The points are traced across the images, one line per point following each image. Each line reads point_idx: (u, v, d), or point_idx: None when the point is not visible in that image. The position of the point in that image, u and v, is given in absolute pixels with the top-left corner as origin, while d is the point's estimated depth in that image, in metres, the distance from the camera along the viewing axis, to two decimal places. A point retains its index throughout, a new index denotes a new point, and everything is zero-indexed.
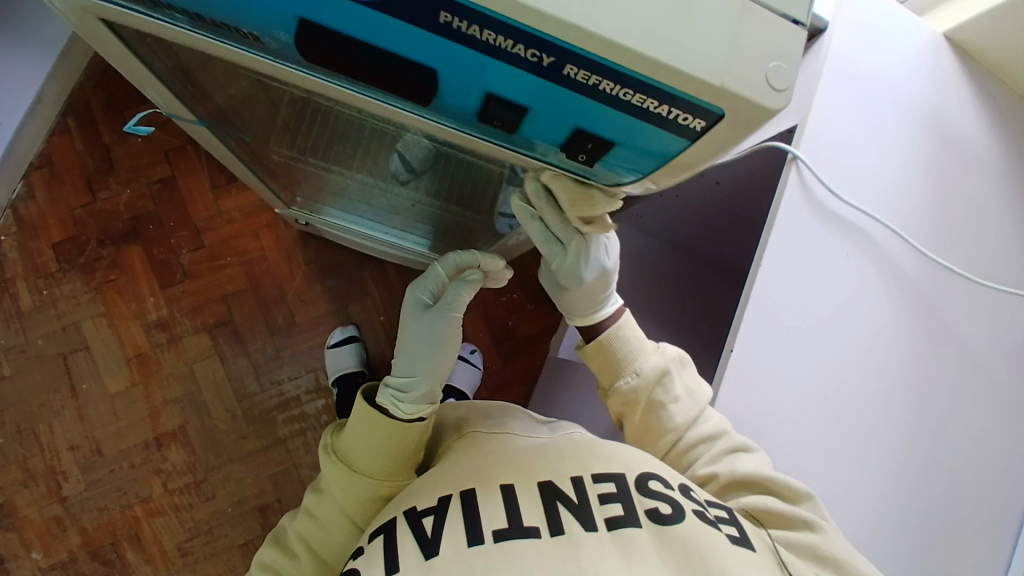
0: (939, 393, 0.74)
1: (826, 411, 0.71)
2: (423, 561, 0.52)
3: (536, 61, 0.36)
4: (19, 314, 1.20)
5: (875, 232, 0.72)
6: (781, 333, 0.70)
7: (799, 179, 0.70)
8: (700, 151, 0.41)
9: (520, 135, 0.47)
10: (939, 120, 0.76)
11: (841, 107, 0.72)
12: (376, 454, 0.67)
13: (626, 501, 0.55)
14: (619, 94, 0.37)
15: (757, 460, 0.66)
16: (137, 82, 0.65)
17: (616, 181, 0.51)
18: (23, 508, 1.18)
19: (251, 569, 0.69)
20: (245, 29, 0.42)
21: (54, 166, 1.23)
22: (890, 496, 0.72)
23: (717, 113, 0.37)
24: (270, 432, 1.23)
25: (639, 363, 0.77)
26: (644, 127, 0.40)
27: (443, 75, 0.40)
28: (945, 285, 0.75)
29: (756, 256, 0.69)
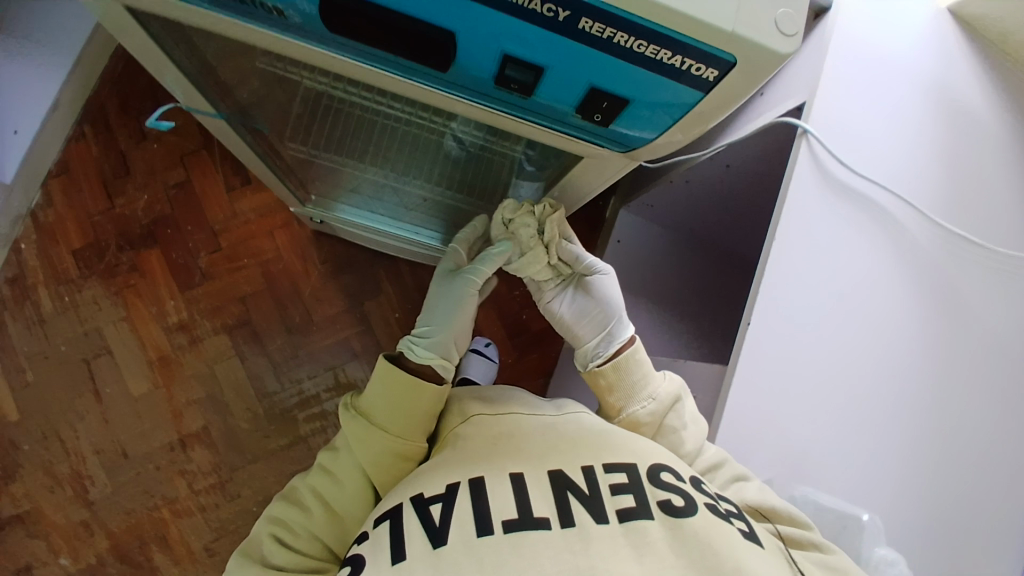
0: (963, 366, 0.73)
1: (846, 385, 0.71)
2: (430, 550, 0.52)
3: (552, 16, 0.37)
4: (41, 320, 1.22)
5: (890, 204, 0.73)
6: (795, 308, 0.70)
7: (810, 153, 0.71)
8: (714, 104, 0.41)
9: (536, 100, 0.47)
10: (950, 93, 0.76)
11: (850, 81, 0.72)
12: (399, 407, 0.71)
13: (638, 492, 0.55)
14: (633, 46, 0.37)
15: (760, 490, 0.64)
16: (154, 70, 0.64)
17: (632, 146, 0.51)
18: (50, 513, 1.19)
19: (258, 523, 0.67)
20: (268, 3, 0.43)
21: (73, 173, 1.25)
22: (915, 468, 0.72)
23: (729, 61, 0.37)
24: (292, 430, 1.23)
25: (653, 388, 0.75)
26: (659, 83, 0.40)
27: (461, 37, 0.41)
28: (967, 256, 0.74)
29: (770, 230, 0.70)
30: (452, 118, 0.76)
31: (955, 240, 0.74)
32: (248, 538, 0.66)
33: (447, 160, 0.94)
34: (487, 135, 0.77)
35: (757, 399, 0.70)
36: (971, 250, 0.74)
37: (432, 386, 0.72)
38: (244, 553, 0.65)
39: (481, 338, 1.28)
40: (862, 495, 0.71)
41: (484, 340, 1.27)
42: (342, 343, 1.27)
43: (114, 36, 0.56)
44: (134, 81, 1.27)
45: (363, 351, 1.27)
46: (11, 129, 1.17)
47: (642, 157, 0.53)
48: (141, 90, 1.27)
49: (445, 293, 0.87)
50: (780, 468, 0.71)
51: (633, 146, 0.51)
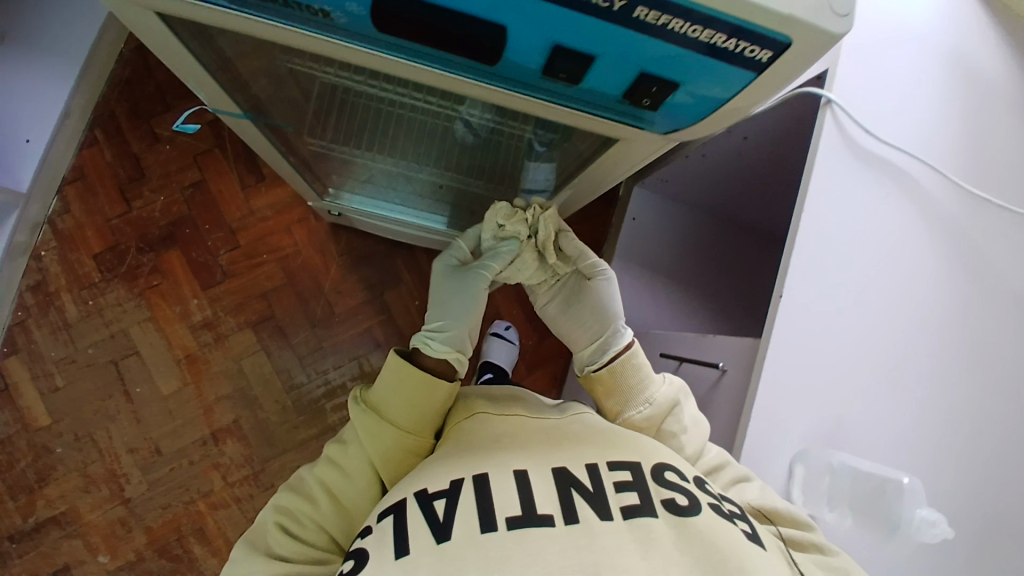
0: (986, 320, 0.77)
1: (878, 342, 0.75)
2: (435, 545, 0.51)
3: (608, 7, 0.38)
4: (66, 325, 1.24)
5: (912, 169, 0.77)
6: (828, 266, 0.75)
7: (835, 120, 0.75)
8: (765, 85, 0.43)
9: (582, 88, 0.48)
10: (967, 63, 0.80)
11: (865, 56, 0.77)
12: (410, 405, 0.73)
13: (641, 490, 0.57)
14: (688, 32, 0.39)
15: (761, 489, 0.67)
16: (180, 73, 0.67)
17: (678, 128, 0.52)
18: (87, 513, 1.22)
19: (264, 512, 0.69)
20: (316, 5, 0.45)
21: (88, 178, 1.26)
22: (946, 418, 0.75)
23: (784, 43, 0.39)
24: (321, 420, 1.26)
25: (651, 392, 0.78)
26: (710, 66, 0.42)
27: (512, 32, 0.42)
28: (985, 217, 0.79)
29: (801, 192, 0.75)
30: (470, 112, 0.76)
31: (973, 202, 0.78)
32: (255, 526, 0.68)
33: (462, 149, 0.95)
34: (505, 125, 0.77)
35: (795, 357, 0.73)
36: (989, 212, 0.79)
37: (444, 385, 0.74)
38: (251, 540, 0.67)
39: (500, 322, 1.32)
40: (900, 450, 0.75)
41: (503, 324, 1.31)
42: (365, 334, 1.29)
43: (128, 27, 0.57)
44: (143, 83, 1.28)
45: (386, 341, 1.30)
46: (23, 137, 1.18)
47: (682, 138, 0.54)
48: (151, 92, 1.28)
49: (457, 287, 0.89)
50: (819, 431, 0.73)
51: (678, 128, 0.52)
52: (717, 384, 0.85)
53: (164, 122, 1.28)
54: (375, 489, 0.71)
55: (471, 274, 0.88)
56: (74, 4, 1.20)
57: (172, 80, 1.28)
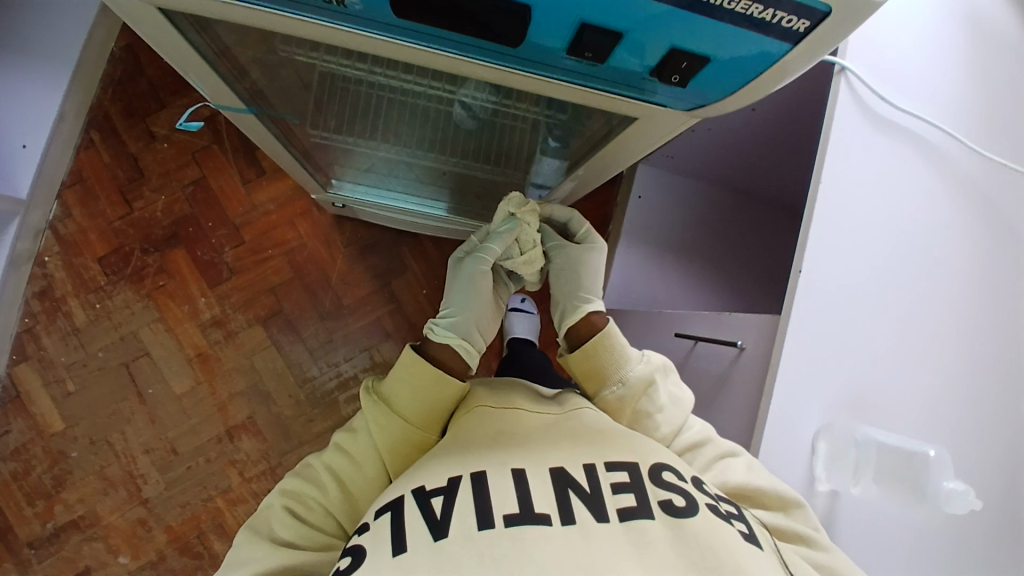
0: (1007, 280, 0.79)
1: (902, 303, 0.76)
2: (430, 542, 0.51)
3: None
4: (76, 330, 1.24)
5: (927, 134, 0.79)
6: (848, 232, 0.76)
7: (850, 86, 0.77)
8: (799, 57, 0.42)
9: (608, 66, 0.48)
10: (979, 22, 0.82)
11: (874, 24, 0.78)
12: (419, 398, 0.72)
13: (638, 491, 0.56)
14: (724, 3, 0.38)
15: (747, 466, 0.68)
16: (182, 69, 0.67)
17: (702, 104, 0.52)
18: (107, 515, 1.23)
19: (271, 494, 0.69)
20: None
21: (86, 182, 1.25)
22: (969, 378, 0.76)
23: (823, 11, 0.38)
24: (335, 412, 1.27)
25: (625, 372, 0.78)
26: (745, 38, 0.41)
27: (538, 10, 0.41)
28: (1001, 179, 0.80)
29: (820, 160, 0.76)
30: (476, 94, 0.75)
31: (988, 164, 0.80)
32: (262, 509, 0.68)
33: (467, 132, 0.93)
34: (516, 106, 0.76)
35: (821, 322, 0.75)
36: (1004, 173, 0.80)
37: (453, 382, 0.73)
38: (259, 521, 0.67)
39: (515, 295, 1.32)
40: (924, 411, 0.75)
41: (520, 297, 1.32)
42: (374, 324, 1.30)
43: (124, 18, 0.56)
44: (135, 82, 1.26)
45: (395, 330, 1.30)
46: (19, 143, 1.16)
47: (707, 114, 0.54)
48: (144, 90, 1.27)
49: (462, 275, 0.87)
50: (845, 396, 0.74)
51: (705, 104, 0.52)
52: (736, 362, 0.86)
53: (159, 120, 1.27)
54: (380, 478, 0.70)
55: (470, 259, 0.86)
56: (62, 3, 1.18)
57: (164, 77, 1.26)
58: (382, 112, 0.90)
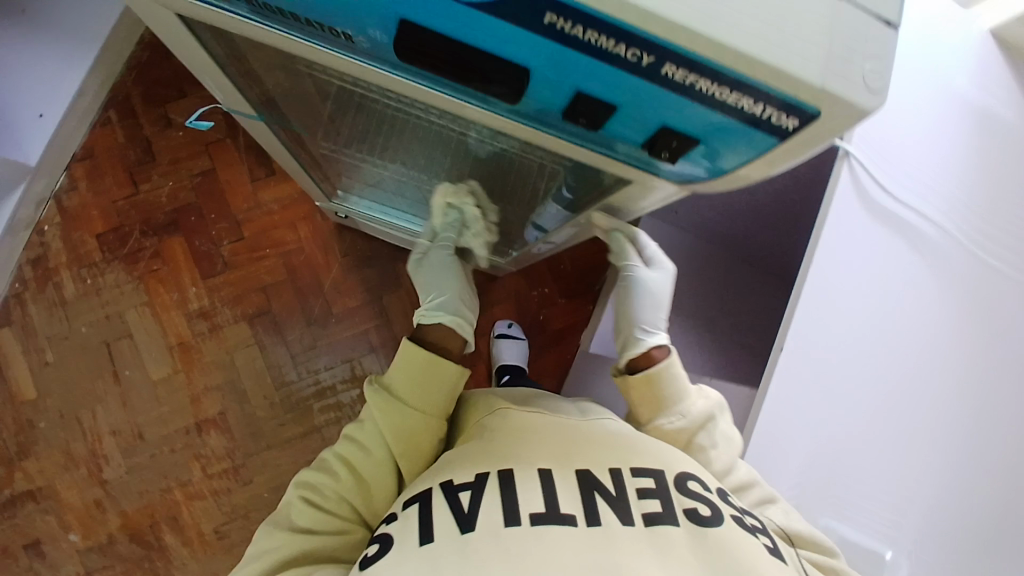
0: (995, 384, 0.78)
1: (879, 391, 0.76)
2: (458, 536, 0.52)
3: (634, 60, 0.37)
4: (62, 302, 1.24)
5: (923, 227, 0.79)
6: (833, 316, 0.76)
7: (851, 174, 0.77)
8: (790, 152, 0.41)
9: (604, 131, 0.48)
10: (995, 119, 0.82)
11: (886, 110, 0.78)
12: (419, 384, 0.73)
13: (664, 497, 0.56)
14: (715, 94, 0.38)
15: (783, 513, 0.69)
16: (198, 73, 0.69)
17: (691, 177, 0.51)
18: (64, 492, 1.21)
19: (288, 489, 0.70)
20: (340, 29, 0.45)
21: (97, 158, 1.26)
22: (940, 477, 0.76)
23: (813, 113, 0.37)
24: (307, 419, 1.26)
25: (686, 406, 0.79)
26: (736, 127, 0.40)
27: (535, 74, 0.41)
28: (996, 279, 0.80)
29: (813, 243, 0.76)
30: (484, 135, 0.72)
31: (984, 263, 0.80)
32: (278, 508, 0.68)
33: (472, 168, 0.90)
34: (521, 153, 0.73)
35: (793, 399, 0.75)
36: (999, 272, 0.80)
37: (449, 364, 0.74)
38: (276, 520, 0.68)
39: (502, 320, 1.31)
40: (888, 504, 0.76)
41: (507, 324, 1.31)
42: (360, 336, 1.29)
43: (145, 20, 0.57)
44: (160, 68, 1.28)
45: (381, 345, 1.29)
46: (37, 111, 1.18)
47: (700, 189, 0.53)
48: (167, 77, 1.28)
49: (430, 266, 0.97)
50: (808, 478, 0.76)
51: (697, 178, 0.51)
52: None
53: (177, 108, 1.28)
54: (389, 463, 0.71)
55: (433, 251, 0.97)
56: None
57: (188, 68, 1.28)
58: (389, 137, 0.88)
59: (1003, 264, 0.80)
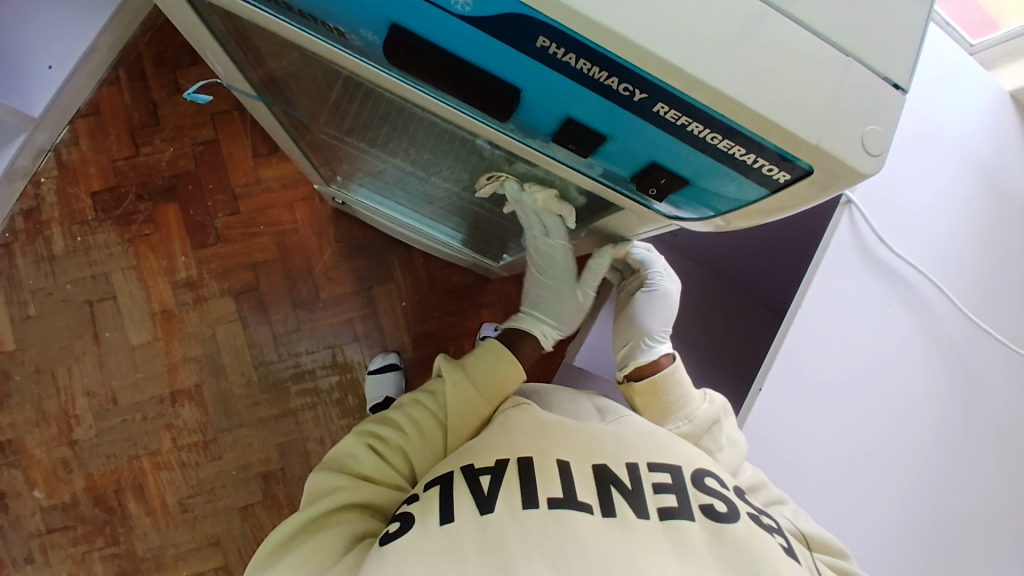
0: (959, 444, 0.79)
1: (853, 446, 0.75)
2: (478, 516, 0.51)
3: (627, 95, 0.35)
4: (51, 257, 1.23)
5: (918, 282, 0.77)
6: (818, 364, 0.74)
7: (850, 221, 0.75)
8: (777, 203, 0.40)
9: (592, 160, 0.46)
10: (997, 182, 0.82)
11: (895, 162, 0.77)
12: (490, 370, 0.70)
13: (680, 493, 0.54)
14: (706, 137, 0.36)
15: (795, 514, 0.65)
16: (200, 47, 0.66)
17: (678, 215, 0.49)
18: (32, 448, 1.20)
19: (349, 435, 0.66)
20: (333, 24, 0.43)
21: (102, 115, 1.25)
22: (900, 534, 0.76)
23: (805, 169, 0.35)
24: (283, 401, 1.24)
25: (691, 410, 0.75)
26: (725, 173, 0.39)
27: (527, 96, 0.39)
28: (977, 342, 0.80)
29: (805, 285, 0.74)
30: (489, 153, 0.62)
31: (969, 325, 0.79)
32: (335, 450, 0.65)
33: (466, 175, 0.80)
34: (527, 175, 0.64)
35: (765, 442, 0.74)
36: (981, 336, 0.80)
37: (520, 368, 0.73)
38: (332, 463, 0.64)
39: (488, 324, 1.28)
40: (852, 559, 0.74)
41: (493, 327, 1.28)
42: (346, 324, 1.28)
43: None
44: (174, 33, 1.26)
45: (365, 335, 1.28)
46: (46, 63, 1.18)
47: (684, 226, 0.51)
48: (181, 43, 1.27)
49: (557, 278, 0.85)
50: None
51: (682, 216, 0.49)
52: None
53: (188, 75, 1.27)
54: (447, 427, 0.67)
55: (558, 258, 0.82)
56: None
57: None
58: (385, 134, 0.78)
59: (988, 329, 0.79)
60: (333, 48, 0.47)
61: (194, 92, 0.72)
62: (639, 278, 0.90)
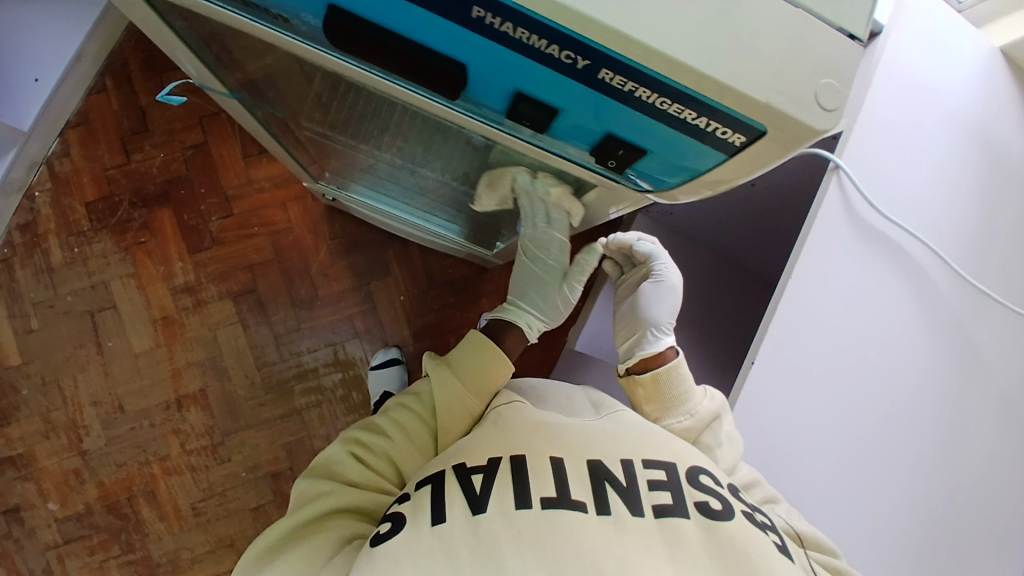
0: (959, 408, 0.78)
1: (851, 414, 0.74)
2: (469, 517, 0.50)
3: (570, 63, 0.34)
4: (49, 269, 1.23)
5: (911, 247, 0.76)
6: (812, 334, 0.73)
7: (839, 186, 0.74)
8: (736, 168, 0.39)
9: (551, 135, 0.45)
10: (990, 140, 0.81)
11: (883, 124, 0.76)
12: (477, 363, 0.70)
13: (676, 490, 0.54)
14: (655, 102, 0.35)
15: (788, 513, 0.65)
16: (170, 51, 0.66)
17: (643, 187, 0.49)
18: (43, 459, 1.21)
19: (335, 442, 0.67)
20: (274, 9, 0.42)
21: (91, 124, 1.25)
22: (903, 501, 0.75)
23: (758, 130, 0.34)
24: (287, 401, 1.25)
25: (692, 405, 0.73)
26: (680, 138, 0.38)
27: (473, 70, 0.38)
28: (975, 305, 0.79)
29: (795, 255, 0.73)
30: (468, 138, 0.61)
31: (966, 288, 0.78)
32: (321, 457, 0.66)
33: (453, 164, 0.78)
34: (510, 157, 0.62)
35: (763, 416, 0.73)
36: (978, 299, 0.79)
37: (510, 364, 0.72)
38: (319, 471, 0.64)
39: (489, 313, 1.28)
40: (855, 528, 0.74)
41: None
42: (345, 321, 1.28)
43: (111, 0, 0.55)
44: None
45: (365, 331, 1.28)
46: (32, 76, 1.19)
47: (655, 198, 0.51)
48: None
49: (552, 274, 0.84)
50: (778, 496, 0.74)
51: (647, 188, 0.49)
52: None
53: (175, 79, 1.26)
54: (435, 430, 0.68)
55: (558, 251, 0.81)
56: None
57: None
58: (371, 129, 0.77)
59: (986, 291, 0.78)
60: (282, 37, 0.47)
61: (166, 94, 0.71)
62: (646, 271, 0.91)
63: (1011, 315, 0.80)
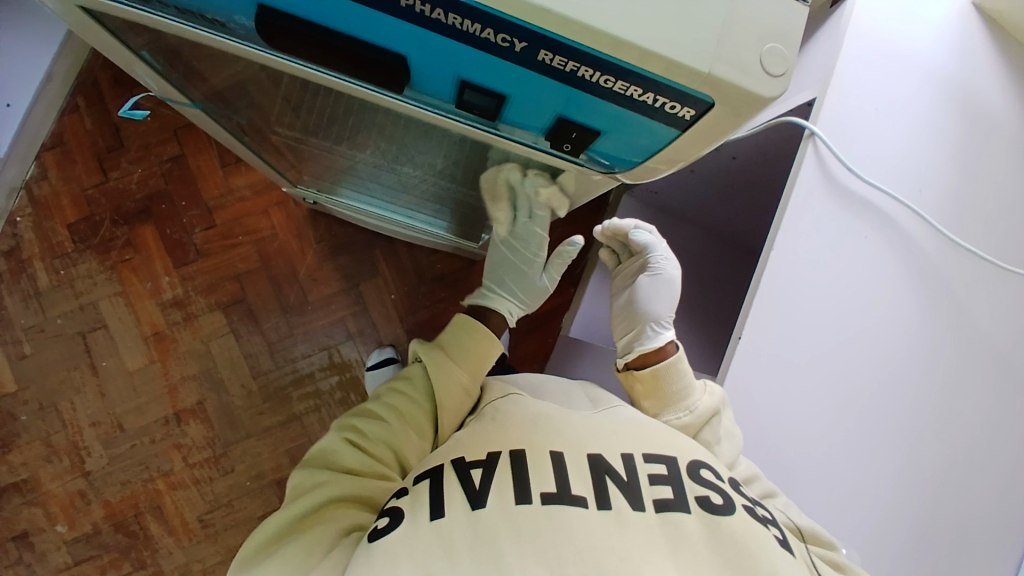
0: (954, 370, 0.77)
1: (840, 383, 0.74)
2: (469, 512, 0.50)
3: (509, 47, 0.33)
4: (37, 293, 1.23)
5: (893, 211, 0.76)
6: (796, 305, 0.73)
7: (816, 154, 0.74)
8: (693, 142, 0.38)
9: (504, 123, 0.45)
10: (970, 96, 0.80)
11: (857, 88, 0.75)
12: (471, 346, 0.71)
13: (676, 485, 0.54)
14: (600, 81, 0.34)
15: (786, 506, 0.64)
16: (128, 68, 0.64)
17: (606, 168, 0.48)
18: (47, 483, 1.21)
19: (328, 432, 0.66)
20: (210, 13, 0.42)
21: (65, 145, 1.24)
22: (898, 468, 0.75)
23: (706, 102, 0.34)
24: (286, 408, 1.25)
25: (692, 401, 0.71)
26: (630, 116, 0.37)
27: (413, 60, 0.38)
28: (964, 265, 0.78)
29: (776, 226, 0.73)
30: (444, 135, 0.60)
31: (952, 249, 0.77)
32: (313, 452, 0.64)
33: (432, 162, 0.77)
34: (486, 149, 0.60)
35: (752, 392, 0.73)
36: (966, 260, 0.78)
37: (500, 345, 0.74)
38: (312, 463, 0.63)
39: None
40: (850, 497, 0.74)
41: None
42: (337, 324, 1.28)
43: (79, 33, 0.54)
44: None
45: (359, 333, 1.28)
46: (4, 101, 1.19)
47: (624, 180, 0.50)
48: None
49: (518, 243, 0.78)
50: (772, 469, 0.74)
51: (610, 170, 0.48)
52: None
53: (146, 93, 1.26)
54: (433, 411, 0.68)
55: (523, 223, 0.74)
56: None
57: None
58: (345, 134, 0.75)
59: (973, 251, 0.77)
60: (225, 42, 0.46)
61: (128, 109, 0.69)
62: (642, 262, 0.89)
63: (1005, 273, 0.79)
